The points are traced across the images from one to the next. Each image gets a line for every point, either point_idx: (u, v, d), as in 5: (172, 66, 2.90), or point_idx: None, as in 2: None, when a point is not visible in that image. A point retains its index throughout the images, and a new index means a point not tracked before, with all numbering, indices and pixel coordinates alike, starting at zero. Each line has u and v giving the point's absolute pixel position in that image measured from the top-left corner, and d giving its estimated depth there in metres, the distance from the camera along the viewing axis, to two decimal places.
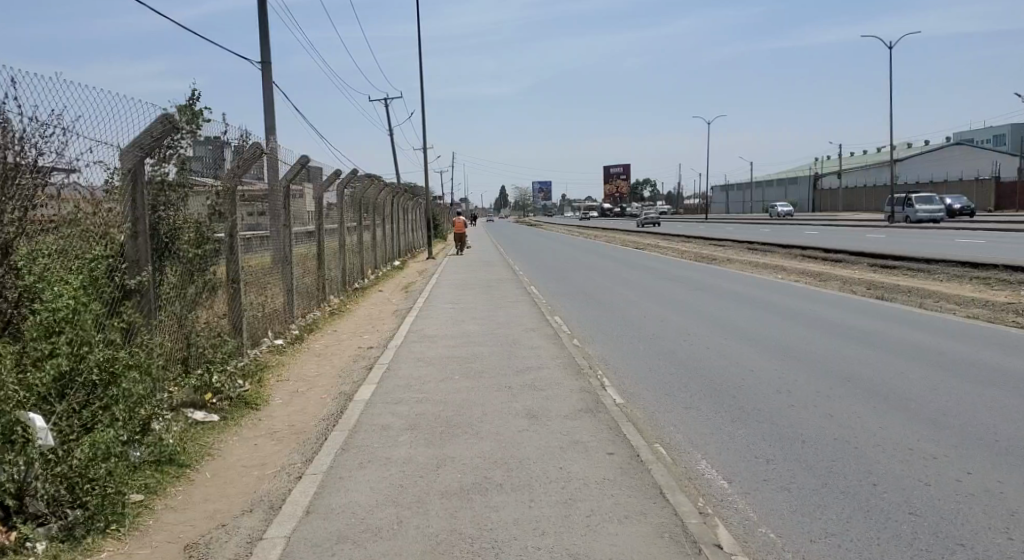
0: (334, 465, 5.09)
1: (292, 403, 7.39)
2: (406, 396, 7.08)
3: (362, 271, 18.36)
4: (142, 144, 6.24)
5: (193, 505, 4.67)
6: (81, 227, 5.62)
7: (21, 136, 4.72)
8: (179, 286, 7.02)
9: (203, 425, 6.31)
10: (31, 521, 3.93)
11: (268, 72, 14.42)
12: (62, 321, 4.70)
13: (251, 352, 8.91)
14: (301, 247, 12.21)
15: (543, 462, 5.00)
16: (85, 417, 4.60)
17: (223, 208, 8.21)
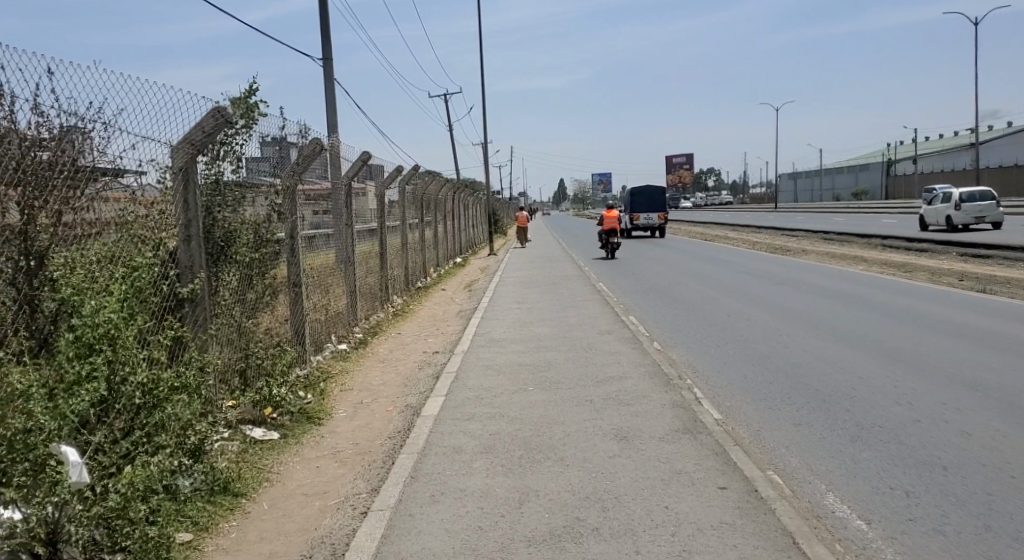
0: (403, 499, 4.49)
1: (356, 417, 6.82)
2: (477, 411, 6.46)
3: (424, 269, 17.84)
4: (193, 140, 5.73)
5: (247, 547, 4.09)
6: (130, 231, 5.16)
7: (59, 130, 4.30)
8: (238, 291, 6.57)
9: (263, 443, 5.81)
10: None
11: (329, 69, 14.03)
12: (103, 339, 4.14)
13: (312, 359, 8.42)
14: (364, 245, 11.69)
15: (644, 500, 4.34)
16: (126, 447, 4.14)
17: (283, 209, 7.73)
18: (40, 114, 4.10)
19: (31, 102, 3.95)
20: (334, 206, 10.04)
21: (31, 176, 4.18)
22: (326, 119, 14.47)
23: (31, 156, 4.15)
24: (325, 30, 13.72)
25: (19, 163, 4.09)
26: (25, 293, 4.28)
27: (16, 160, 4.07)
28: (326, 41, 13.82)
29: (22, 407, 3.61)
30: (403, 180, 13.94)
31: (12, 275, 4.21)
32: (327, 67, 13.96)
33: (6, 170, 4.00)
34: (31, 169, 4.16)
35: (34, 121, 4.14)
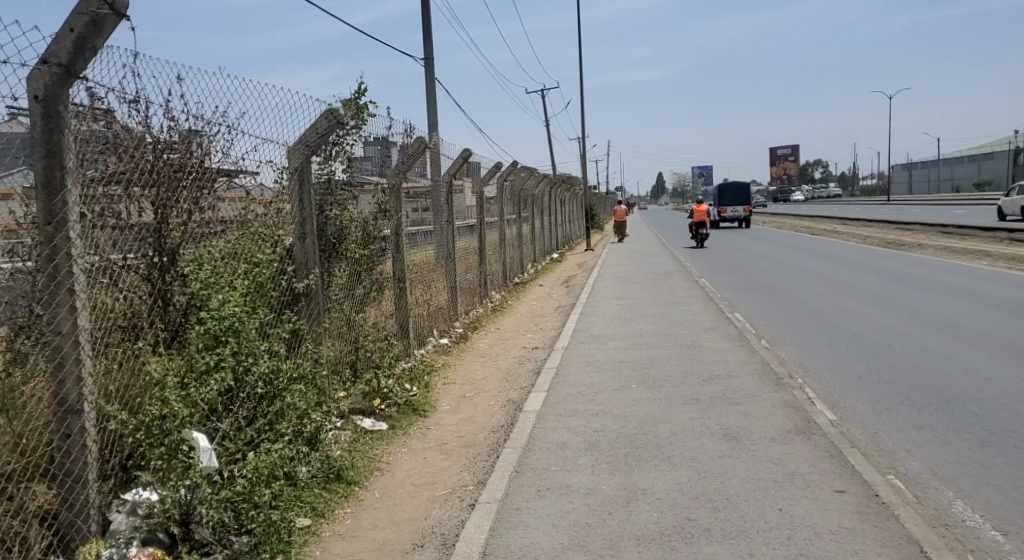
0: (509, 492, 4.54)
1: (459, 410, 6.91)
2: (580, 407, 6.43)
3: (522, 265, 17.93)
4: (308, 141, 5.96)
5: (361, 533, 4.23)
6: (251, 228, 5.41)
7: (187, 134, 4.56)
8: (348, 287, 6.80)
9: (372, 434, 5.99)
10: (196, 550, 3.74)
11: (430, 68, 14.31)
12: (229, 331, 4.39)
13: (416, 352, 8.62)
14: (464, 241, 11.87)
15: (757, 501, 4.21)
16: (250, 434, 4.35)
17: (388, 206, 7.92)
18: (172, 119, 4.37)
19: (163, 107, 4.21)
20: (435, 203, 10.18)
21: (163, 177, 4.43)
22: (428, 119, 14.77)
23: (164, 159, 4.42)
24: (427, 31, 14.00)
25: (151, 164, 4.34)
26: (160, 287, 4.50)
27: (151, 162, 4.34)
28: (428, 42, 14.11)
29: (161, 396, 3.89)
30: (502, 176, 14.03)
31: (148, 271, 4.42)
32: (428, 66, 14.24)
33: (140, 171, 4.26)
34: (164, 173, 4.44)
35: (165, 125, 4.39)
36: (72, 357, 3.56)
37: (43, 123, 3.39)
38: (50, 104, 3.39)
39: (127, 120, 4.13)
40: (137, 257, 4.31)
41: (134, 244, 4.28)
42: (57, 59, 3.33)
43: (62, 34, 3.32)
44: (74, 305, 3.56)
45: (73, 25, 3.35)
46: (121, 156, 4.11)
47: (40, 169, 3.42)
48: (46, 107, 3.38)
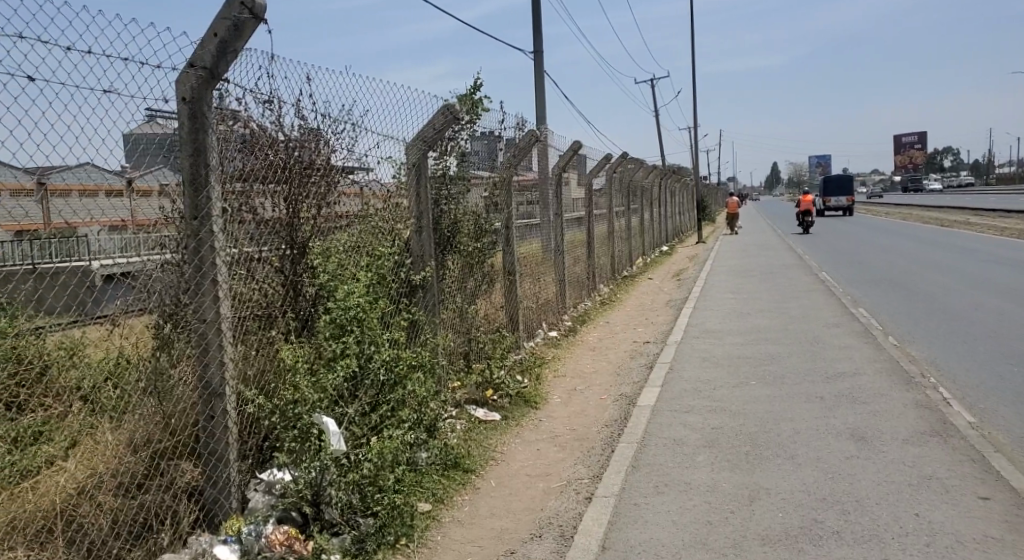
0: (626, 487, 4.50)
1: (571, 403, 6.86)
2: (697, 403, 6.27)
3: (630, 259, 17.66)
4: (425, 137, 6.09)
5: (479, 521, 4.30)
6: (372, 222, 5.59)
7: (315, 133, 4.76)
8: (460, 279, 6.92)
9: (486, 424, 6.07)
10: (327, 529, 3.93)
11: (540, 61, 14.33)
12: (354, 320, 4.58)
13: (527, 345, 8.66)
14: (573, 233, 11.80)
15: (891, 505, 3.97)
16: (375, 420, 4.49)
17: (500, 200, 7.99)
18: (302, 118, 4.58)
19: (294, 106, 4.42)
20: (543, 196, 9.96)
21: (294, 173, 4.65)
22: (537, 112, 14.80)
23: (295, 157, 4.65)
24: (537, 26, 14.02)
25: (284, 160, 4.57)
26: (291, 278, 4.73)
27: (284, 159, 4.56)
28: (538, 36, 14.13)
29: (293, 382, 4.12)
30: (612, 168, 13.84)
31: (281, 263, 4.66)
32: (538, 59, 14.26)
33: (274, 168, 4.48)
34: (297, 170, 4.67)
35: (296, 123, 4.60)
36: (216, 344, 3.79)
37: (190, 124, 3.62)
38: (196, 106, 3.62)
39: (263, 120, 4.35)
40: (272, 250, 4.54)
41: (269, 238, 4.53)
42: (202, 63, 3.57)
43: (207, 39, 3.56)
44: (217, 294, 3.80)
45: (217, 29, 3.58)
46: (257, 154, 4.35)
47: (187, 167, 3.66)
48: (192, 108, 3.62)
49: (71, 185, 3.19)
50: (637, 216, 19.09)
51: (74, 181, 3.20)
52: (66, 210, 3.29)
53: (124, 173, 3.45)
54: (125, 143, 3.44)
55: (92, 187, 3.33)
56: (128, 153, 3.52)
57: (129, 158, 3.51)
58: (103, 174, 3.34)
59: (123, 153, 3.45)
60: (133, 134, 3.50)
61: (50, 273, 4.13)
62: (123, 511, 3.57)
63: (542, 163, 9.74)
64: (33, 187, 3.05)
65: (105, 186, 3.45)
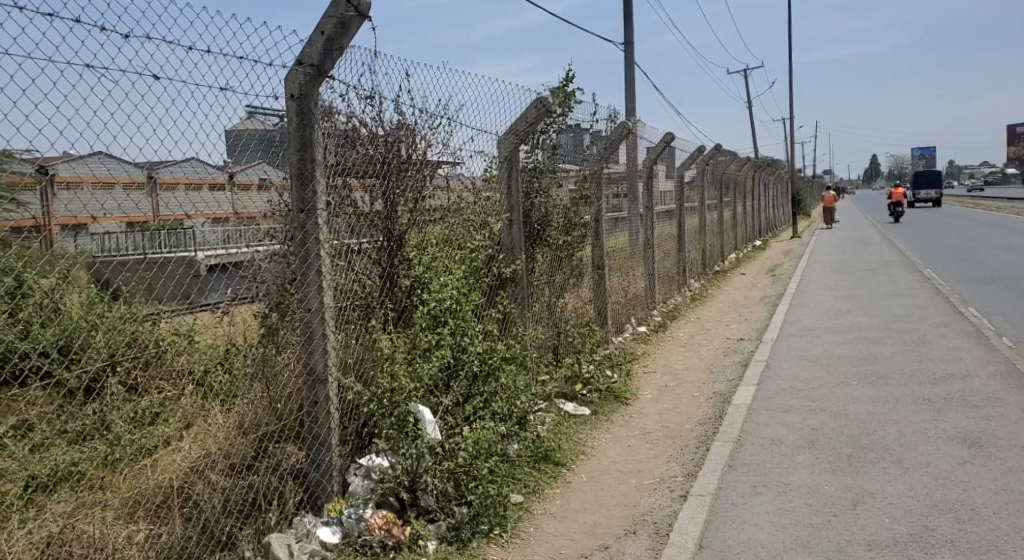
0: (722, 487, 4.40)
1: (663, 399, 6.73)
2: (795, 403, 6.05)
3: (721, 253, 17.21)
4: (517, 130, 6.11)
5: (571, 514, 4.29)
6: (464, 216, 5.65)
7: (412, 128, 4.86)
8: (549, 273, 6.90)
9: (576, 418, 6.04)
10: (423, 516, 4.03)
11: (631, 53, 14.13)
12: (447, 312, 4.67)
13: (616, 340, 8.57)
14: (663, 227, 11.59)
15: (1012, 515, 3.73)
16: (468, 410, 4.54)
17: (590, 193, 7.93)
18: (400, 114, 4.69)
19: (394, 102, 4.52)
20: (632, 189, 9.80)
21: (392, 167, 4.76)
22: (627, 104, 14.61)
23: (393, 152, 4.76)
24: (628, 17, 13.82)
25: (383, 155, 4.68)
26: (388, 270, 4.85)
27: (382, 154, 4.68)
28: (629, 25, 13.93)
29: (391, 370, 4.22)
30: (703, 160, 13.52)
31: (378, 255, 4.77)
32: (628, 51, 14.06)
33: (373, 162, 4.60)
34: (395, 165, 4.78)
35: (394, 118, 4.70)
36: (319, 332, 3.92)
37: (298, 120, 3.76)
38: (303, 103, 3.75)
39: (364, 116, 4.48)
40: (370, 242, 4.67)
41: (368, 231, 4.64)
42: (310, 60, 3.69)
43: (315, 38, 3.68)
44: (321, 284, 3.93)
45: (323, 28, 3.71)
46: (358, 149, 4.47)
47: (295, 162, 3.80)
48: (300, 105, 3.75)
49: (181, 178, 3.24)
50: (729, 210, 18.59)
51: (181, 174, 3.24)
52: (175, 203, 3.32)
53: (225, 167, 3.45)
54: (227, 139, 3.45)
55: (198, 181, 3.36)
56: (230, 149, 3.50)
57: (231, 153, 3.49)
58: (208, 167, 3.35)
59: (225, 149, 3.45)
60: (235, 128, 3.51)
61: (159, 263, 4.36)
62: (233, 490, 3.71)
63: (632, 156, 9.60)
64: (143, 179, 3.14)
65: (209, 179, 3.45)
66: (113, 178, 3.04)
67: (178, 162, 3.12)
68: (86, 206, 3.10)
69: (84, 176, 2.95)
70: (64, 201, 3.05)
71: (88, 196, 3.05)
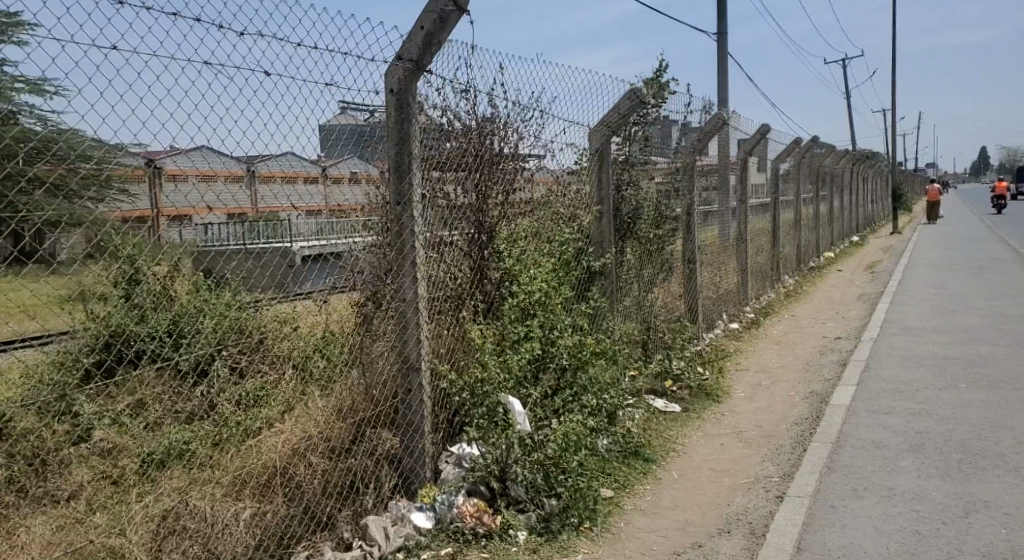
0: (820, 489, 4.25)
1: (756, 398, 6.55)
2: (897, 405, 5.78)
3: (816, 249, 16.59)
4: (610, 122, 6.05)
5: (663, 511, 4.24)
6: (553, 209, 5.64)
7: (505, 121, 4.89)
8: (639, 267, 6.82)
9: (666, 415, 5.94)
10: (513, 505, 4.06)
11: (723, 43, 13.78)
12: (536, 304, 4.72)
13: (707, 336, 8.38)
14: (756, 221, 11.25)
15: None
16: (557, 402, 4.52)
17: (682, 186, 7.78)
18: (493, 107, 4.73)
19: (488, 95, 4.56)
20: (724, 182, 9.56)
21: (484, 160, 4.81)
22: (719, 97, 14.27)
23: (486, 145, 4.81)
24: (721, 6, 13.48)
25: (475, 148, 4.74)
26: (480, 262, 4.88)
27: (475, 147, 4.74)
28: (722, 14, 13.57)
29: (481, 360, 4.26)
30: (799, 153, 13.06)
31: (469, 246, 4.81)
32: (721, 41, 13.71)
33: (466, 155, 4.65)
34: (487, 158, 4.83)
35: (488, 112, 4.75)
36: (414, 321, 4.00)
37: (397, 114, 3.84)
38: (402, 97, 3.83)
39: (458, 109, 4.54)
40: (461, 234, 4.72)
41: (460, 222, 4.70)
42: (410, 55, 3.79)
43: (414, 32, 3.76)
44: (415, 274, 4.01)
45: (423, 22, 3.77)
46: (452, 142, 4.54)
47: (392, 155, 3.89)
48: (399, 99, 3.83)
49: (277, 171, 3.34)
50: (825, 204, 17.89)
51: (280, 168, 3.37)
52: (271, 196, 3.45)
53: (320, 161, 3.58)
54: (322, 134, 3.55)
55: (296, 174, 3.49)
56: (323, 143, 3.61)
57: (326, 148, 3.62)
58: (304, 161, 3.48)
59: (320, 144, 3.57)
60: (329, 123, 3.60)
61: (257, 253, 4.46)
62: (333, 473, 3.85)
63: (725, 148, 9.37)
64: (243, 173, 3.26)
65: (305, 173, 3.57)
66: (216, 171, 3.15)
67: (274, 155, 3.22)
68: (191, 198, 3.16)
69: (188, 169, 3.06)
70: (169, 193, 3.14)
71: (196, 188, 3.15)
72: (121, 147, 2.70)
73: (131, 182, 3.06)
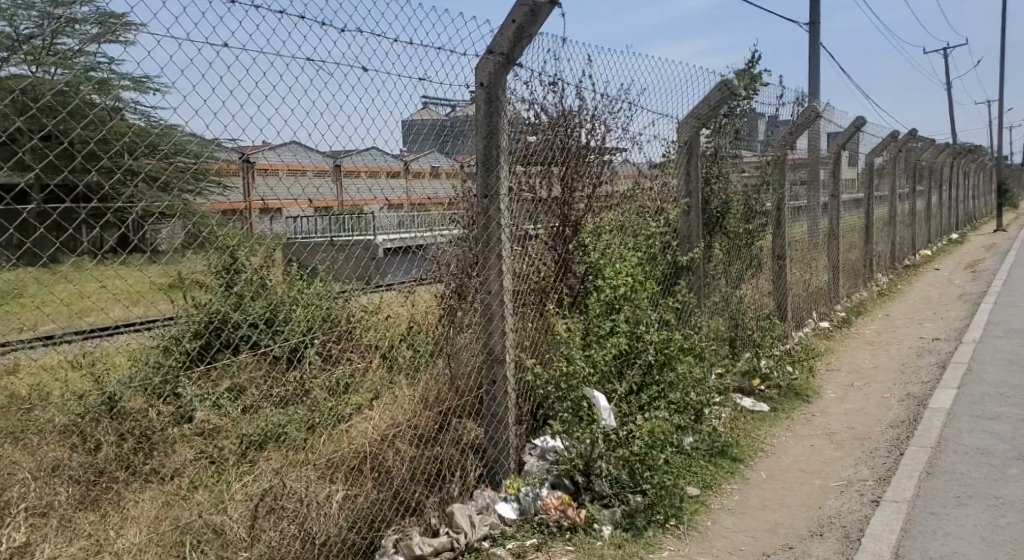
0: (920, 495, 4.08)
1: (849, 399, 6.32)
2: (1004, 411, 5.47)
3: (913, 246, 15.86)
4: (699, 114, 5.92)
5: (751, 511, 4.15)
6: (639, 202, 5.58)
7: (592, 114, 4.88)
8: (727, 262, 6.68)
9: (753, 414, 5.81)
10: (597, 501, 4.08)
11: (816, 33, 13.33)
12: (622, 299, 4.71)
13: (795, 335, 8.13)
14: (849, 217, 10.83)
15: None
16: (643, 398, 4.45)
17: (772, 180, 7.57)
18: (580, 100, 4.74)
19: (576, 88, 4.56)
20: (815, 176, 9.25)
21: (570, 153, 4.83)
22: (810, 88, 13.81)
23: (572, 139, 4.82)
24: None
25: (562, 142, 4.76)
26: (563, 256, 4.88)
27: (563, 141, 4.76)
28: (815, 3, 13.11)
29: (566, 354, 4.27)
30: (896, 146, 12.51)
31: (554, 240, 4.82)
32: (814, 31, 13.27)
33: (551, 149, 4.67)
34: (573, 151, 4.85)
35: (576, 105, 4.75)
36: (499, 314, 4.03)
37: (487, 107, 3.88)
38: (492, 90, 3.87)
39: (546, 102, 4.56)
40: (545, 227, 4.72)
41: (545, 215, 4.73)
42: (500, 49, 3.83)
43: (506, 26, 3.78)
44: (501, 267, 4.04)
45: (515, 16, 3.79)
46: (538, 136, 4.56)
47: (481, 148, 3.93)
48: (489, 93, 3.88)
49: (361, 165, 3.43)
50: (923, 199, 17.08)
51: (364, 162, 3.45)
52: (359, 187, 3.48)
53: (402, 156, 3.67)
54: (405, 130, 3.66)
55: (378, 168, 3.55)
56: (406, 139, 3.70)
57: (408, 143, 3.71)
58: (387, 156, 3.57)
59: (404, 139, 3.67)
60: (411, 119, 3.70)
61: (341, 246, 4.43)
62: (422, 460, 3.95)
63: (816, 142, 9.07)
64: (330, 168, 3.30)
65: (389, 167, 3.64)
66: (306, 164, 3.20)
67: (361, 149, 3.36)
68: (287, 192, 3.19)
69: (281, 163, 3.08)
70: (265, 188, 3.07)
71: (285, 182, 3.16)
72: (217, 141, 2.80)
73: (225, 175, 3.01)
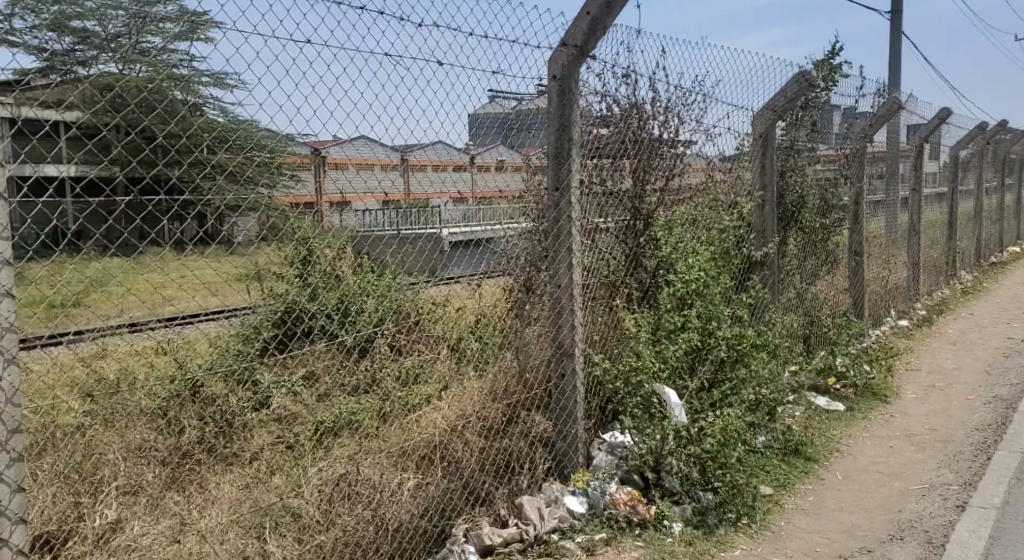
0: (1009, 503, 3.90)
1: (930, 400, 6.08)
2: None
3: (1000, 243, 15.10)
4: (776, 106, 5.77)
5: (827, 512, 4.04)
6: (712, 195, 5.49)
7: (665, 106, 4.82)
8: (801, 258, 6.50)
9: (829, 413, 5.64)
10: (667, 497, 4.05)
11: (898, 20, 12.81)
12: (693, 293, 4.62)
13: (872, 332, 7.86)
14: (930, 212, 10.39)
15: None
16: (714, 396, 4.40)
17: (850, 173, 7.33)
18: (654, 91, 4.67)
19: (649, 80, 4.51)
20: (896, 169, 8.90)
21: (643, 146, 4.78)
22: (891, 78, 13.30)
23: (645, 131, 4.77)
24: None
25: (634, 135, 4.71)
26: (633, 250, 4.83)
27: (634, 133, 4.72)
28: None
29: (636, 350, 4.26)
30: (983, 137, 11.92)
31: (625, 234, 4.78)
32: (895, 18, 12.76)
33: (622, 141, 4.63)
34: (646, 143, 4.80)
35: (649, 97, 4.70)
36: (568, 308, 4.03)
37: (559, 100, 3.88)
38: (564, 83, 3.87)
39: (618, 94, 4.52)
40: (615, 220, 4.68)
41: (618, 208, 4.69)
42: (574, 41, 3.81)
43: (580, 18, 3.77)
44: (570, 261, 4.03)
45: (589, 8, 3.76)
46: (609, 129, 4.53)
47: (552, 141, 3.93)
48: (562, 85, 3.87)
49: (426, 159, 3.48)
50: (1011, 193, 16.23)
51: (429, 156, 3.50)
52: (423, 182, 3.51)
53: (468, 150, 3.68)
54: (471, 123, 3.67)
55: (444, 162, 3.59)
56: (473, 132, 3.71)
57: (474, 136, 3.70)
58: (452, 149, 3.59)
59: (470, 133, 3.68)
60: (477, 113, 3.70)
61: (411, 238, 4.53)
62: (490, 452, 3.99)
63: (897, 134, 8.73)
64: (397, 161, 3.35)
65: (454, 161, 3.67)
66: (374, 158, 3.22)
67: (428, 143, 3.44)
68: (356, 187, 3.21)
69: (349, 157, 3.12)
70: (334, 180, 3.11)
71: (353, 176, 3.19)
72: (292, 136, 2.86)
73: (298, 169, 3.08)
